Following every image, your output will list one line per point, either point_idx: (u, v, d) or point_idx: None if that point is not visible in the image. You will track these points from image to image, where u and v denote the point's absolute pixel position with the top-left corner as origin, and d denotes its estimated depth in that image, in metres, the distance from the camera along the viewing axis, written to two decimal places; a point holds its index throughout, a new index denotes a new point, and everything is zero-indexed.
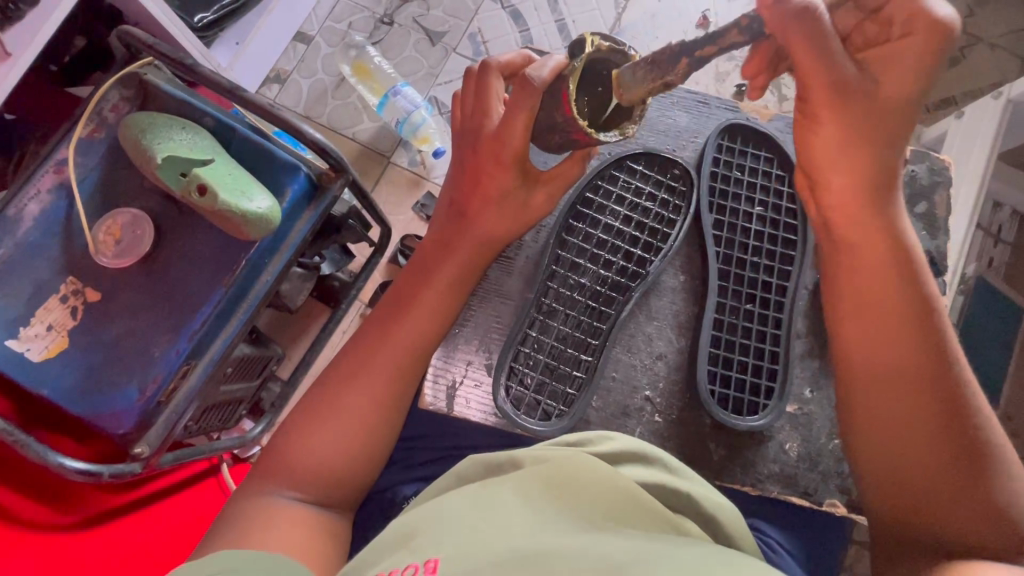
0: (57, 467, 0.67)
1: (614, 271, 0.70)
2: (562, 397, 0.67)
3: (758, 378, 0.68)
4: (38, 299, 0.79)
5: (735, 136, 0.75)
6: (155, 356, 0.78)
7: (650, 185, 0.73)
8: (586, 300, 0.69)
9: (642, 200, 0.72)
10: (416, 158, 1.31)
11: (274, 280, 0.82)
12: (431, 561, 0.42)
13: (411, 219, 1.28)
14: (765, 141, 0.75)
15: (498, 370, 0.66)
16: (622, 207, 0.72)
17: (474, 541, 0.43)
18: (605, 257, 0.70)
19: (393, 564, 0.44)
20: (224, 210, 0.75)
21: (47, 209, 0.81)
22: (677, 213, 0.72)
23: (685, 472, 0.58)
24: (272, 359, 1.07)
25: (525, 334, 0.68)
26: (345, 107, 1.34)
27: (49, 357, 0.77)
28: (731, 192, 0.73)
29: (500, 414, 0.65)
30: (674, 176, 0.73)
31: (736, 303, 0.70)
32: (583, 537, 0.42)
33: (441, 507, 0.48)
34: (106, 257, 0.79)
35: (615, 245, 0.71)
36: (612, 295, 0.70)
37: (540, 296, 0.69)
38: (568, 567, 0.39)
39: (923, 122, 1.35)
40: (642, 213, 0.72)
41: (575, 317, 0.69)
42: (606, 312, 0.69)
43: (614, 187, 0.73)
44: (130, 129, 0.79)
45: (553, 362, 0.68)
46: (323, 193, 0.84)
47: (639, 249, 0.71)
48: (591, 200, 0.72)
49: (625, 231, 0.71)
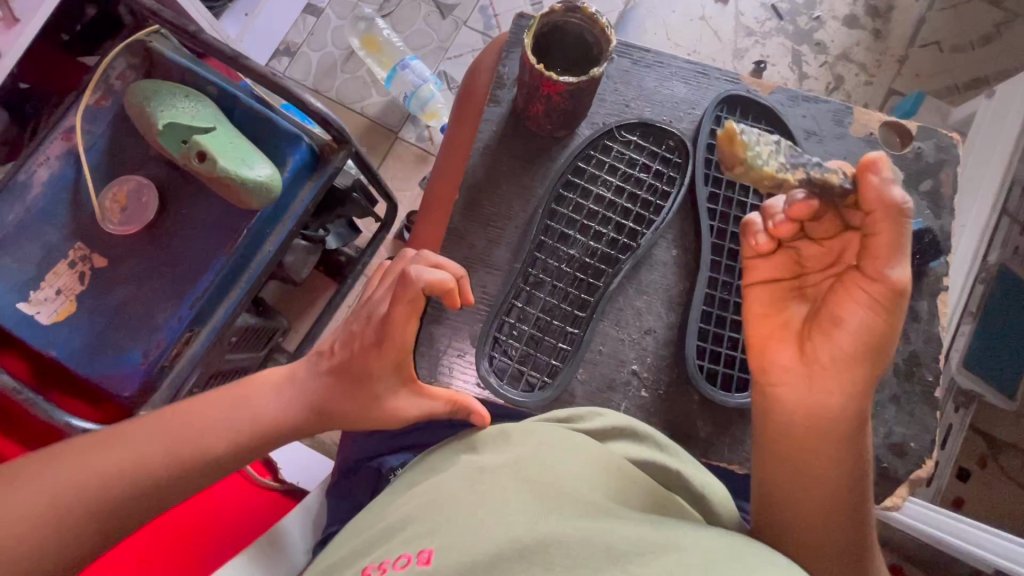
0: (64, 426, 0.70)
1: (603, 244, 0.69)
2: (546, 368, 0.66)
3: (749, 355, 0.67)
4: (46, 264, 0.80)
5: (734, 108, 0.73)
6: (158, 322, 0.80)
7: (645, 156, 0.71)
8: (573, 272, 0.68)
9: (635, 171, 0.71)
10: (423, 133, 1.30)
11: (275, 252, 0.83)
12: (425, 552, 0.43)
13: (417, 195, 1.28)
14: (765, 115, 0.73)
15: (483, 341, 0.66)
16: (615, 177, 0.70)
17: (465, 526, 0.44)
18: (595, 229, 0.69)
19: (385, 554, 0.45)
20: (225, 177, 0.75)
21: (57, 175, 0.82)
22: (671, 185, 0.70)
23: (676, 450, 0.57)
24: (278, 330, 1.10)
25: (511, 305, 0.67)
26: (354, 81, 1.33)
27: (58, 320, 0.79)
28: (728, 165, 0.71)
29: (483, 384, 0.65)
30: (669, 148, 0.72)
31: (729, 278, 0.68)
32: (584, 520, 0.44)
33: (436, 490, 0.49)
34: (112, 224, 0.80)
35: (607, 217, 0.69)
36: (601, 267, 0.68)
37: (526, 267, 0.68)
38: (568, 557, 0.40)
39: (952, 101, 1.28)
40: (635, 184, 0.70)
41: (562, 289, 0.68)
42: (594, 284, 0.68)
43: (606, 157, 0.71)
44: (134, 97, 0.79)
45: (538, 333, 0.67)
46: (325, 164, 0.84)
47: (630, 222, 0.69)
48: (582, 170, 0.71)
49: (617, 203, 0.70)
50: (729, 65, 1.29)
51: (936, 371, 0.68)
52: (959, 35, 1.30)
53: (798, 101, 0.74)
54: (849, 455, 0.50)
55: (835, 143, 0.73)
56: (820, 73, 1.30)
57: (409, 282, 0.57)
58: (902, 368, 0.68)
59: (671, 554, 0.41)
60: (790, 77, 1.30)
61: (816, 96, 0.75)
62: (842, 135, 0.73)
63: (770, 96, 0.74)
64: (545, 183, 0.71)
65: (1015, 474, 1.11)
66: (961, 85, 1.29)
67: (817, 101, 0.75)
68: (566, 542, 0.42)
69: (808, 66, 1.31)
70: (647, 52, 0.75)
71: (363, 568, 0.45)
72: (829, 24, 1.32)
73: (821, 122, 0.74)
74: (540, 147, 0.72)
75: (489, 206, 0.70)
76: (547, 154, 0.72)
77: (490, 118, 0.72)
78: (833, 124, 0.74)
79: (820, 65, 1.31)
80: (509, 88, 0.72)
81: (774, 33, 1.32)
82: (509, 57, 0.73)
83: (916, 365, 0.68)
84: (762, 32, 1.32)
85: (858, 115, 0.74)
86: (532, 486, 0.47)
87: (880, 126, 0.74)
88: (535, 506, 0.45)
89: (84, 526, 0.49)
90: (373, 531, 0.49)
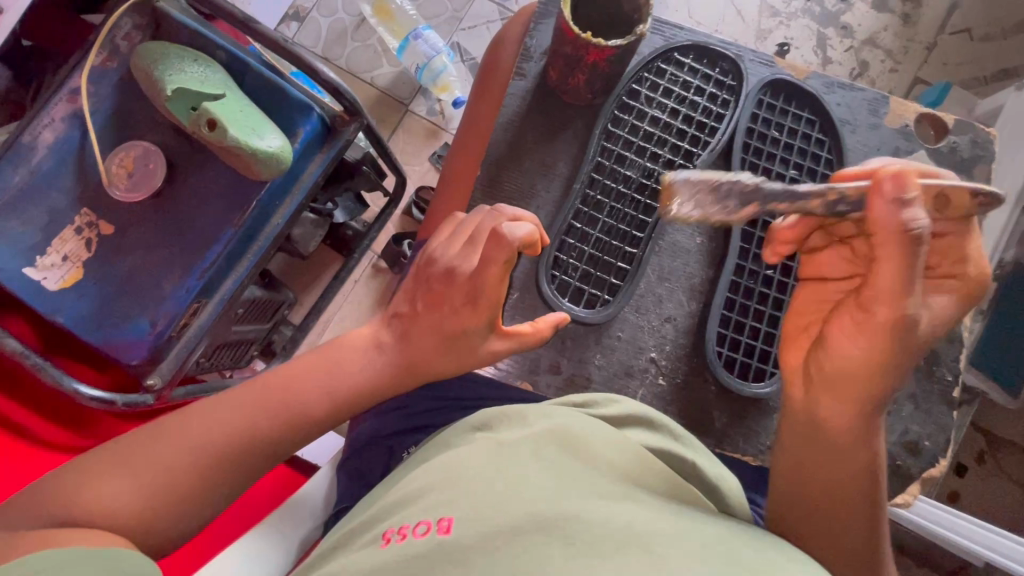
0: (72, 392, 0.70)
1: (661, 164, 0.67)
2: (605, 285, 0.66)
3: (770, 345, 0.65)
4: (53, 229, 0.79)
5: (777, 92, 0.70)
6: (166, 292, 0.79)
7: (697, 80, 0.69)
8: (632, 193, 0.66)
9: (690, 94, 0.69)
10: (434, 106, 1.28)
11: (285, 224, 0.82)
12: (445, 520, 0.45)
13: (427, 170, 1.26)
14: (808, 102, 0.70)
15: (541, 260, 0.65)
16: (670, 100, 0.68)
17: (487, 503, 0.46)
18: (652, 150, 0.67)
19: (405, 519, 0.47)
20: (234, 147, 0.72)
21: (62, 138, 0.80)
22: (725, 108, 0.69)
23: (690, 440, 0.57)
24: (284, 303, 1.10)
25: (570, 225, 0.66)
26: (365, 49, 1.29)
27: (66, 287, 0.78)
28: (766, 150, 0.68)
29: (541, 298, 0.65)
30: (723, 71, 0.70)
31: (756, 266, 0.67)
32: (602, 500, 0.47)
33: (450, 464, 0.51)
34: (119, 190, 0.79)
35: (662, 137, 0.67)
36: (660, 188, 0.66)
37: (585, 188, 0.66)
38: (587, 531, 0.43)
39: (979, 93, 1.25)
40: (689, 107, 0.68)
41: (620, 210, 0.66)
42: (654, 206, 0.66)
43: (661, 80, 0.69)
44: (142, 59, 0.76)
45: (598, 252, 0.66)
46: (337, 135, 0.82)
47: (687, 143, 0.67)
48: (637, 92, 0.68)
49: (673, 124, 0.68)
50: (752, 47, 1.25)
51: (954, 371, 0.68)
52: (991, 23, 1.26)
53: (833, 87, 0.72)
54: (866, 488, 0.50)
55: (868, 133, 0.71)
56: (844, 58, 1.27)
57: (502, 241, 0.51)
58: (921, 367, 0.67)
59: (686, 541, 0.43)
60: (813, 61, 1.27)
61: (851, 83, 0.72)
62: (876, 126, 0.71)
63: (806, 82, 0.72)
64: (567, 163, 0.69)
65: (1013, 471, 1.12)
66: (990, 75, 1.25)
67: (853, 88, 0.73)
68: None
69: (832, 50, 1.27)
70: (679, 29, 0.72)
71: (382, 534, 0.47)
72: (857, 6, 1.28)
73: (856, 111, 0.72)
74: (565, 120, 0.70)
75: (511, 183, 0.69)
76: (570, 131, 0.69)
77: (514, 92, 0.70)
78: (867, 114, 0.72)
79: (845, 49, 1.27)
80: (536, 61, 0.70)
81: (800, 14, 1.28)
82: (537, 29, 0.70)
83: (935, 364, 0.68)
84: (787, 13, 1.28)
85: (893, 105, 0.72)
86: None
87: (915, 117, 0.72)
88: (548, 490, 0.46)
89: None
90: (388, 498, 0.50)
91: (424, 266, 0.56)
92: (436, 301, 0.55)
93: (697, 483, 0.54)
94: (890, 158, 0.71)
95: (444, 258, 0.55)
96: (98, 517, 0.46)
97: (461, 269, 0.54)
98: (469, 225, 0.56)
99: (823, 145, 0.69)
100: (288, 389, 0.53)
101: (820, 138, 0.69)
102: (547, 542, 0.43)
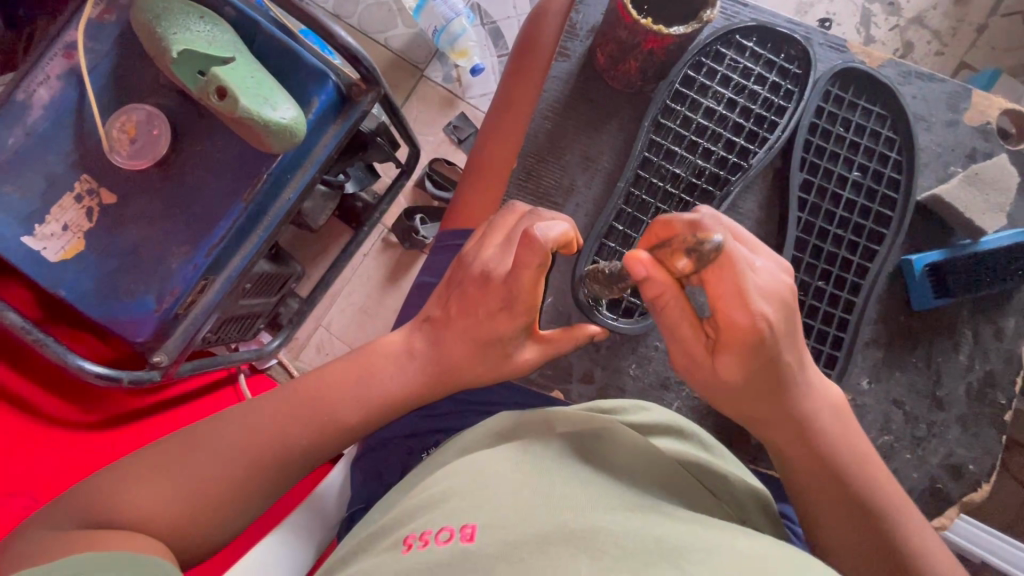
0: (76, 369, 0.67)
1: (712, 163, 0.65)
2: None
3: (823, 345, 0.65)
4: (52, 195, 0.75)
5: (846, 84, 0.68)
6: (172, 268, 0.75)
7: (759, 66, 0.67)
8: (680, 193, 0.65)
9: (750, 83, 0.66)
10: (451, 73, 1.21)
11: (296, 199, 0.78)
12: (469, 527, 0.42)
13: (441, 141, 1.19)
14: (879, 93, 0.68)
15: (578, 266, 0.64)
16: (727, 89, 0.66)
17: (519, 511, 0.43)
18: (704, 146, 0.65)
19: (427, 524, 0.44)
20: (246, 118, 0.67)
21: (59, 97, 0.75)
22: (788, 100, 0.66)
23: (720, 451, 0.56)
24: (291, 277, 1.06)
25: (611, 228, 0.64)
26: (379, 8, 1.21)
27: (67, 258, 0.74)
28: (829, 150, 0.66)
29: (578, 306, 0.65)
30: (789, 57, 0.68)
31: (808, 278, 0.65)
32: (629, 514, 0.42)
33: (474, 467, 0.48)
34: (121, 156, 0.74)
35: (717, 132, 0.65)
36: (710, 188, 0.65)
37: (629, 187, 0.65)
38: (616, 546, 0.39)
39: None
40: (748, 98, 0.66)
41: (666, 212, 0.64)
42: (702, 208, 0.65)
43: (719, 66, 0.67)
44: (142, 13, 0.69)
45: None
46: (351, 106, 0.77)
47: (742, 139, 0.66)
48: (692, 80, 0.66)
49: (729, 118, 0.66)
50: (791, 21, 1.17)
51: (1008, 394, 0.68)
52: None
53: (910, 78, 0.71)
54: (834, 495, 0.52)
55: (945, 130, 0.71)
56: (888, 37, 1.19)
57: (534, 245, 0.46)
58: (974, 388, 0.68)
59: (723, 555, 0.39)
60: (854, 38, 1.19)
61: (930, 74, 0.72)
62: (954, 123, 0.71)
63: (882, 70, 0.71)
64: (610, 157, 0.69)
65: None
66: None
67: (932, 80, 0.72)
68: (616, 538, 0.40)
69: (876, 27, 1.19)
70: (742, 7, 0.71)
71: (403, 539, 0.43)
72: None
73: (933, 105, 0.71)
74: (610, 109, 0.70)
75: (548, 179, 0.68)
76: (618, 118, 0.69)
77: (557, 74, 0.69)
78: (946, 109, 0.71)
79: (890, 28, 1.19)
80: (582, 39, 0.69)
81: None
82: (587, 2, 0.69)
83: (990, 387, 0.68)
84: None
85: (975, 101, 0.71)
86: (578, 481, 0.45)
87: (999, 114, 0.71)
88: (581, 500, 0.43)
89: (106, 492, 0.47)
90: (409, 501, 0.47)
91: (458, 270, 0.54)
92: (470, 305, 0.52)
93: (725, 495, 0.51)
94: (967, 158, 0.71)
95: (478, 261, 0.52)
96: (113, 517, 0.46)
97: (495, 273, 0.51)
98: (501, 228, 0.54)
99: (892, 144, 0.67)
100: (316, 386, 0.53)
101: (890, 136, 0.67)
102: (574, 555, 0.39)
